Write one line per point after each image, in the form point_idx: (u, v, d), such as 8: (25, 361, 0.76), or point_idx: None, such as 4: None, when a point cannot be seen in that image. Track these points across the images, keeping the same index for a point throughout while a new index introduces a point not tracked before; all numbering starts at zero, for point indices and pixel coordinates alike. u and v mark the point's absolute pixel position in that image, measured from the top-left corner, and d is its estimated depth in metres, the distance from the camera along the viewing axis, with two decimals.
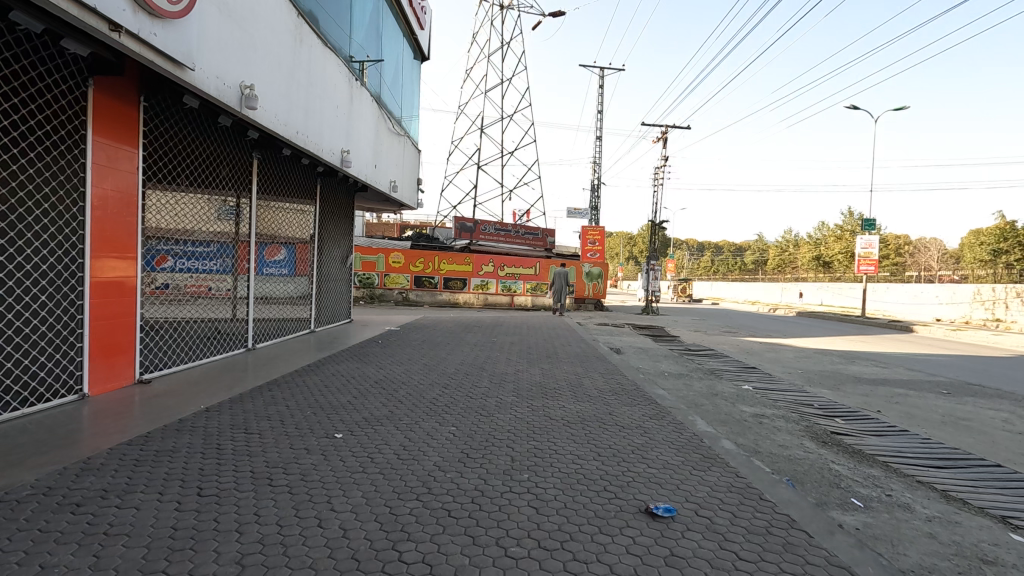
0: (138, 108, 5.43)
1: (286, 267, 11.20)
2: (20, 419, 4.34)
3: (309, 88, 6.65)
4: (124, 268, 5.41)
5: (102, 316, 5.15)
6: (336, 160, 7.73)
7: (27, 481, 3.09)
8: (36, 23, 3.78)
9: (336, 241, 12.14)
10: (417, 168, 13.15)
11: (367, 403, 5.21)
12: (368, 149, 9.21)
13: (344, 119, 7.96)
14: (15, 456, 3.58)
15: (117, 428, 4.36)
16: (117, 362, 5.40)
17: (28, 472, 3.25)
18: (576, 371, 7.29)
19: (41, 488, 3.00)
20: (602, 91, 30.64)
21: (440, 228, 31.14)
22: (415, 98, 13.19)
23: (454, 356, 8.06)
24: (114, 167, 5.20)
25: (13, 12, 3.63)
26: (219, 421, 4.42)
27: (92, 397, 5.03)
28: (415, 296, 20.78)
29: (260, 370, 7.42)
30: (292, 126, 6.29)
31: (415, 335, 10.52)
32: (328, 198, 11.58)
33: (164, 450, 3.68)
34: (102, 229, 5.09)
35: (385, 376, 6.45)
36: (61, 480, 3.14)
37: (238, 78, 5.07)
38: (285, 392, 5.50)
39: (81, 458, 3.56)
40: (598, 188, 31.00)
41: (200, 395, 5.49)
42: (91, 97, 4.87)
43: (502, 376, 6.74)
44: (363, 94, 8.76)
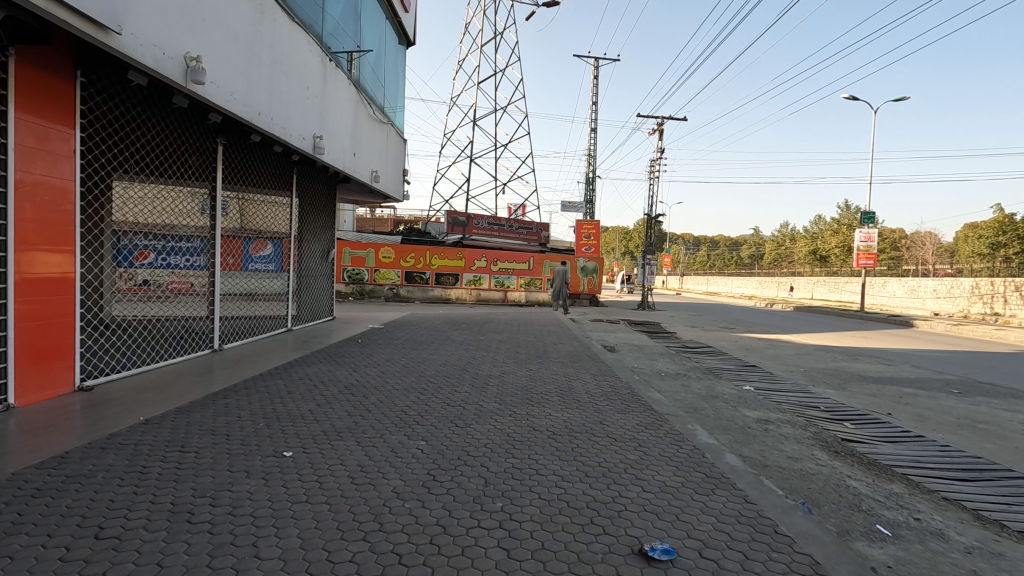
0: (74, 84, 4.86)
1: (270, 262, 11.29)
2: None
3: (273, 66, 6.07)
4: (59, 263, 4.85)
5: (31, 318, 4.60)
6: (307, 146, 7.14)
7: None
8: None
9: (316, 234, 11.56)
10: (402, 158, 12.55)
11: (330, 412, 4.67)
12: (346, 135, 8.62)
13: (316, 102, 7.36)
14: None
15: (37, 442, 3.80)
16: (52, 367, 4.86)
17: None
18: (566, 373, 6.75)
19: None
20: (596, 82, 30.04)
21: (432, 222, 30.53)
22: (400, 85, 12.58)
23: (436, 357, 7.51)
24: (44, 149, 4.63)
25: None
26: (155, 436, 3.86)
27: (20, 407, 4.50)
28: (405, 292, 20.20)
29: (226, 372, 6.85)
30: (252, 106, 5.71)
31: (398, 334, 9.98)
32: (308, 189, 10.96)
33: (76, 475, 3.14)
34: (29, 218, 4.52)
35: (357, 380, 5.90)
36: None
37: (181, 48, 4.50)
38: (241, 400, 4.94)
39: None
40: (593, 181, 30.46)
41: (148, 404, 4.90)
42: (14, 68, 4.30)
43: (486, 379, 6.20)
44: (340, 76, 8.14)
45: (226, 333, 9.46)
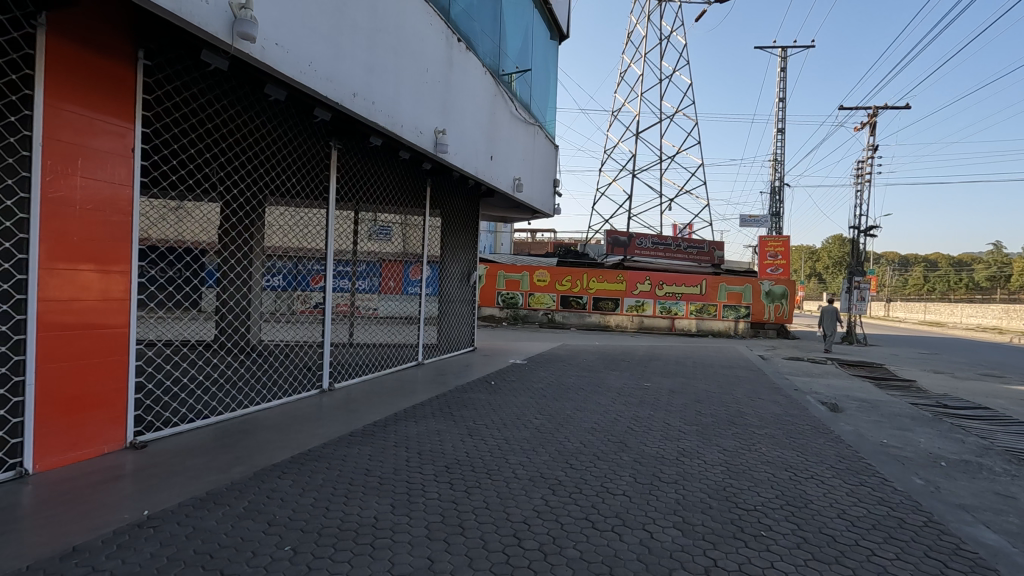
0: (138, 70, 3.87)
1: (432, 286, 10.03)
2: None
3: (375, 35, 4.77)
4: (101, 287, 3.72)
5: (61, 357, 3.50)
6: (426, 141, 5.73)
7: None
8: None
9: (458, 254, 10.33)
10: (551, 166, 10.88)
11: (404, 524, 2.92)
12: (479, 133, 7.18)
13: (438, 87, 5.94)
14: None
15: (23, 537, 2.68)
16: (91, 419, 3.72)
17: None
18: (786, 464, 4.22)
19: None
20: (783, 76, 25.80)
21: (589, 243, 28.55)
22: (551, 83, 11.00)
23: (582, 417, 5.44)
24: (86, 145, 3.60)
25: None
26: (137, 557, 2.51)
27: (37, 475, 3.38)
28: (561, 317, 18.51)
29: (338, 414, 5.51)
30: (344, 83, 4.42)
31: (540, 374, 8.10)
32: (449, 203, 9.72)
33: None
34: (61, 229, 3.47)
35: (466, 456, 4.12)
36: None
37: None
38: (294, 485, 3.43)
39: None
40: (779, 190, 26.03)
41: (188, 471, 3.64)
42: (43, 44, 3.29)
43: (654, 467, 3.99)
44: (470, 59, 6.69)
45: (354, 365, 8.31)
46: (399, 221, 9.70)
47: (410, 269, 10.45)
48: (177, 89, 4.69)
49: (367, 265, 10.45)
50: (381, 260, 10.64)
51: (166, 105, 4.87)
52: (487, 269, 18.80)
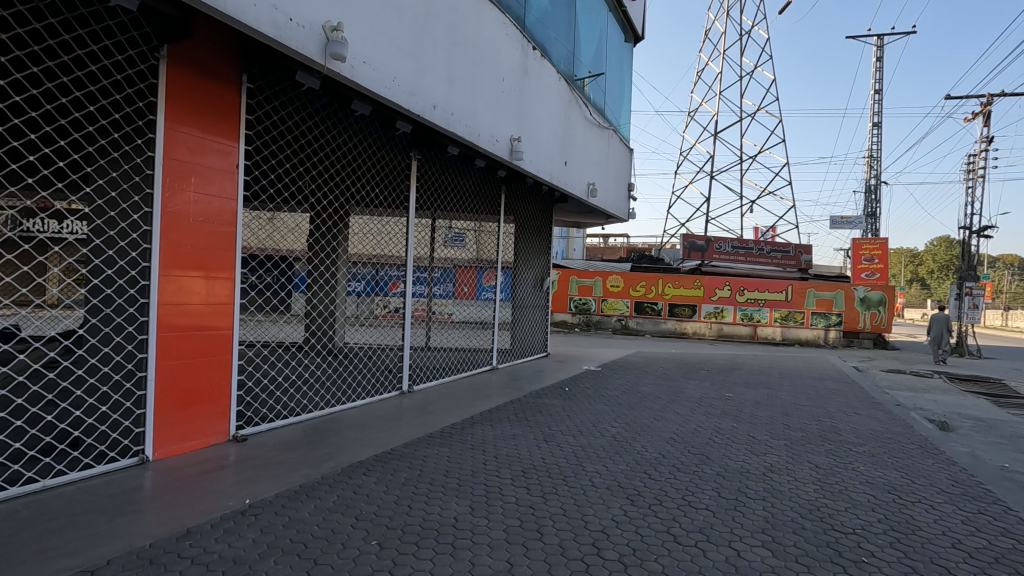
0: (242, 93, 4.21)
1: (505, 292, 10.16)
2: (60, 488, 3.26)
3: (454, 48, 4.93)
4: (210, 292, 4.08)
5: (177, 355, 3.87)
6: (502, 149, 5.83)
7: None
8: None
9: (531, 260, 10.37)
10: (626, 170, 10.70)
11: (483, 526, 2.97)
12: (553, 139, 7.21)
13: (514, 96, 6.03)
14: None
15: (146, 517, 2.97)
16: (200, 413, 4.08)
17: None
18: (889, 485, 3.89)
19: None
20: (879, 66, 23.96)
21: (664, 248, 27.78)
22: (626, 86, 10.85)
23: (661, 427, 5.28)
24: (199, 164, 3.96)
25: None
26: (242, 541, 2.72)
27: (157, 462, 3.75)
28: (635, 324, 18.11)
29: (417, 415, 5.69)
30: (425, 96, 4.59)
31: (615, 382, 7.95)
32: (523, 210, 9.80)
33: None
34: (178, 240, 3.84)
35: (542, 461, 4.12)
36: None
37: (318, 16, 3.57)
38: (379, 482, 3.58)
39: None
40: (875, 189, 24.12)
41: (283, 465, 3.90)
42: (165, 73, 3.67)
43: (739, 482, 3.80)
44: (545, 66, 6.74)
45: (431, 369, 8.54)
46: (474, 228, 9.90)
47: (483, 275, 10.64)
48: (275, 108, 5.06)
49: (442, 271, 10.75)
50: (456, 266, 10.90)
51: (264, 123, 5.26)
52: (559, 274, 18.77)
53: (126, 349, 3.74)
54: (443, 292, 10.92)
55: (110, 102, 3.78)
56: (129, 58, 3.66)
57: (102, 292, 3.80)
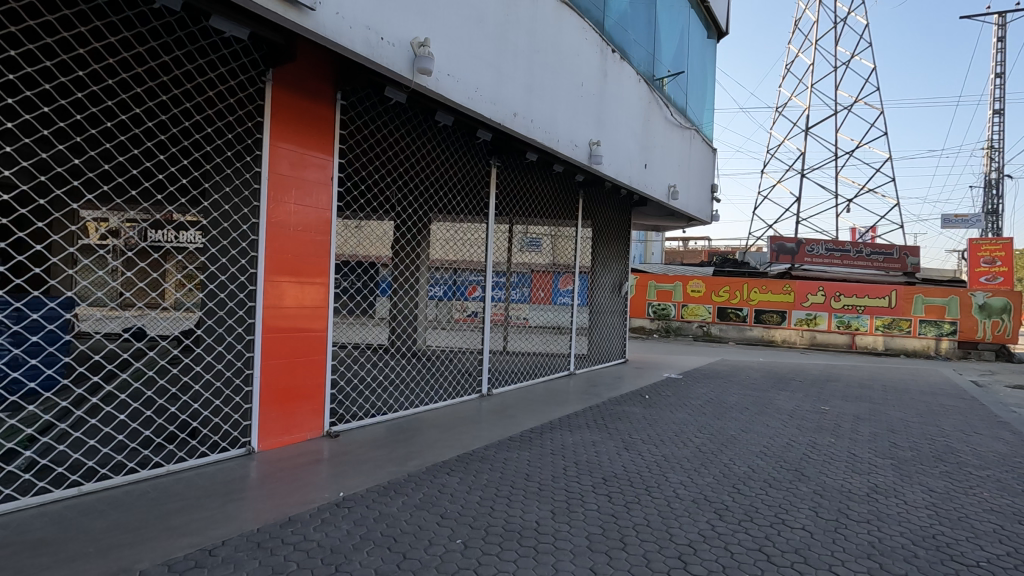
0: (336, 110, 4.49)
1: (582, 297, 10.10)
2: (181, 472, 3.62)
3: (534, 56, 4.98)
4: (308, 297, 4.38)
5: (278, 354, 4.17)
6: (581, 153, 5.81)
7: None
8: None
9: (609, 265, 10.23)
10: (709, 171, 10.32)
11: (565, 533, 2.96)
12: (633, 142, 7.09)
13: (593, 100, 6.00)
14: (97, 545, 2.65)
15: (253, 504, 3.23)
16: (298, 409, 4.37)
17: None
18: (1019, 515, 3.47)
19: None
20: (1000, 46, 21.56)
21: (749, 251, 26.42)
22: (709, 83, 10.47)
23: (749, 440, 5.03)
24: (299, 177, 4.27)
25: None
26: (337, 532, 2.88)
27: (261, 453, 4.06)
28: (718, 330, 17.34)
29: (496, 419, 5.76)
30: (505, 104, 4.68)
31: (698, 390, 7.65)
32: (600, 214, 9.70)
33: None
34: (280, 248, 4.16)
35: (623, 470, 4.05)
36: None
37: (406, 34, 3.74)
38: (461, 483, 3.67)
39: (136, 568, 2.45)
40: (997, 183, 21.66)
41: (372, 462, 4.09)
42: (271, 95, 3.99)
43: (839, 502, 3.54)
44: (624, 68, 6.65)
45: (508, 372, 8.62)
46: (551, 233, 9.92)
47: (560, 279, 10.62)
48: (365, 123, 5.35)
49: (520, 275, 10.85)
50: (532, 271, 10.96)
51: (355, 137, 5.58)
52: (638, 279, 18.33)
53: (237, 347, 4.09)
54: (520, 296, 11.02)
55: (223, 123, 4.17)
56: (240, 82, 4.02)
57: (217, 296, 4.19)
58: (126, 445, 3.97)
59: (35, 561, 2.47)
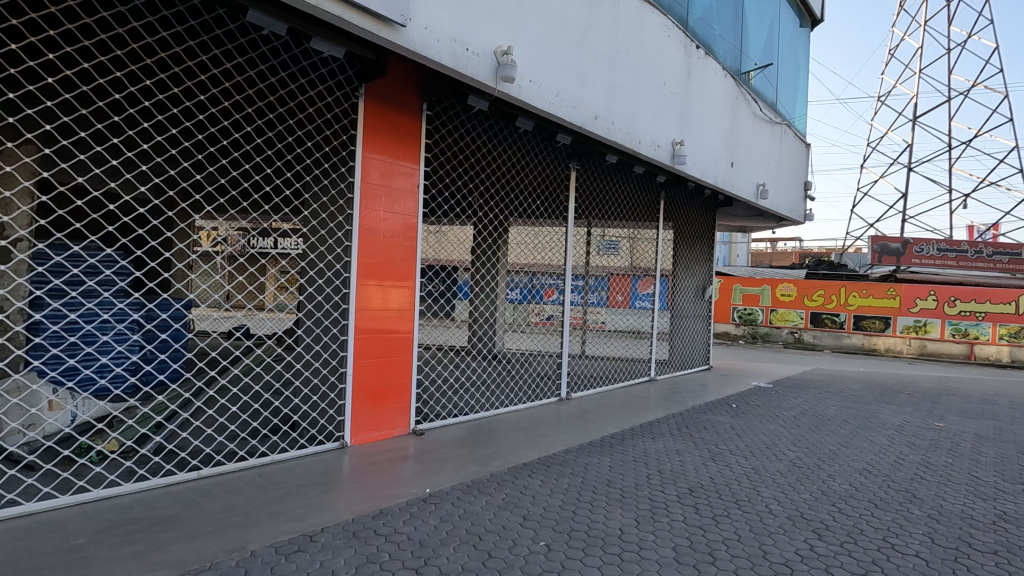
0: (423, 120, 4.67)
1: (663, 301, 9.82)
2: (282, 461, 3.90)
3: (615, 57, 4.93)
4: (397, 300, 4.58)
5: (369, 354, 4.39)
6: (663, 154, 5.67)
7: None
8: (276, 22, 3.33)
9: (692, 267, 9.88)
10: (802, 168, 9.72)
11: (650, 542, 2.90)
12: (719, 140, 6.82)
13: (676, 98, 5.84)
14: (214, 524, 2.91)
15: (347, 495, 3.42)
16: (387, 407, 4.58)
17: (162, 566, 2.48)
18: None
19: None
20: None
21: (847, 253, 24.54)
22: (802, 75, 9.88)
23: (850, 455, 4.68)
24: (389, 186, 4.48)
25: (251, 14, 3.22)
26: (425, 526, 2.99)
27: (354, 447, 4.30)
28: (811, 337, 16.23)
29: (575, 423, 5.73)
30: (587, 107, 4.66)
31: (791, 401, 7.20)
32: (682, 215, 9.40)
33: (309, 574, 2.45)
34: (372, 253, 4.38)
35: (710, 481, 3.90)
36: None
37: (490, 43, 3.83)
38: (543, 485, 3.70)
39: (249, 548, 2.68)
40: None
41: (456, 460, 4.21)
42: (363, 109, 4.23)
43: (960, 529, 3.21)
44: (709, 64, 6.42)
45: (587, 377, 8.53)
46: (630, 236, 9.73)
47: (639, 283, 10.38)
48: (448, 131, 5.52)
49: (598, 279, 10.72)
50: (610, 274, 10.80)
51: (438, 144, 5.77)
52: (722, 282, 17.62)
53: (332, 347, 4.36)
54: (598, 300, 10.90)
55: (320, 136, 4.45)
56: (336, 98, 4.28)
57: (315, 298, 4.49)
58: (236, 435, 4.33)
59: (166, 535, 2.76)
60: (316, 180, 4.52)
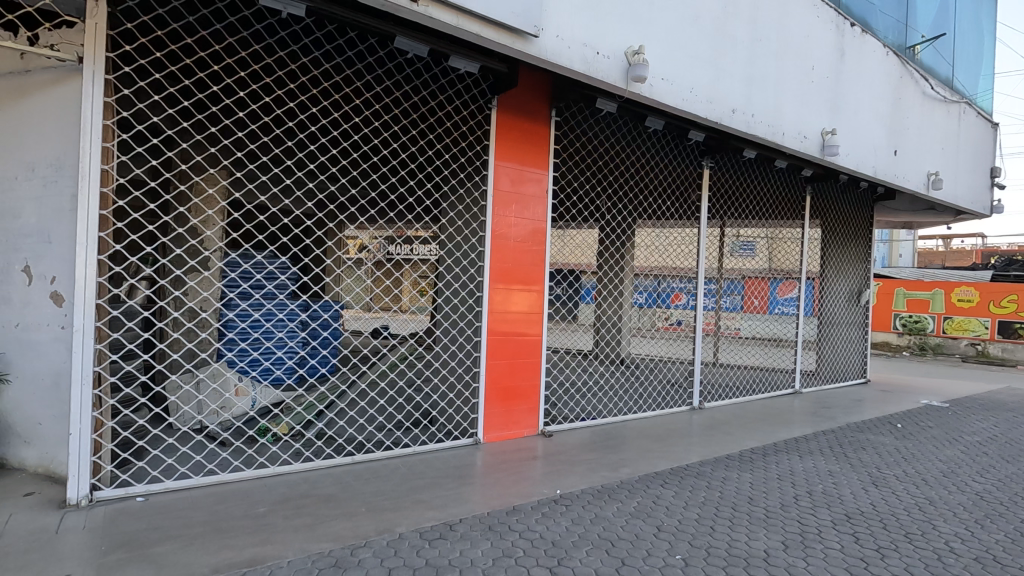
0: (552, 126, 4.75)
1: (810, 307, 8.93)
2: (423, 453, 4.19)
3: (756, 45, 4.62)
4: (527, 303, 4.70)
5: (501, 355, 4.56)
6: (811, 145, 5.19)
7: (303, 557, 2.59)
8: (420, 46, 3.61)
9: (844, 269, 8.90)
10: (987, 151, 8.31)
11: (800, 568, 2.66)
12: (879, 126, 6.08)
13: (826, 83, 5.31)
14: (368, 505, 3.21)
15: (482, 489, 3.57)
16: (517, 407, 4.71)
17: (328, 538, 2.80)
18: None
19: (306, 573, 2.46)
20: None
21: None
22: (986, 43, 8.46)
23: None
24: (520, 192, 4.62)
25: (399, 40, 3.53)
26: (557, 527, 3.03)
27: (487, 444, 4.48)
28: (1000, 350, 13.73)
29: (710, 434, 5.43)
30: (723, 101, 4.42)
31: (975, 424, 6.16)
32: (831, 212, 8.51)
33: (450, 561, 2.61)
34: (503, 258, 4.55)
35: (871, 508, 3.48)
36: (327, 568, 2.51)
37: (621, 44, 3.79)
38: (677, 496, 3.56)
39: (398, 530, 2.92)
40: None
41: (586, 464, 4.21)
42: (496, 119, 4.41)
43: None
44: (867, 42, 5.75)
45: (722, 387, 8.02)
46: (770, 236, 9.01)
47: (779, 287, 9.55)
48: (576, 136, 5.55)
49: (732, 283, 10.06)
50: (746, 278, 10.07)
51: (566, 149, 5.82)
52: (880, 285, 15.66)
53: (467, 347, 4.59)
54: (733, 306, 10.22)
55: (456, 148, 4.71)
56: (471, 111, 4.51)
57: (452, 301, 4.77)
58: (383, 426, 4.73)
59: (329, 511, 3.11)
60: (452, 190, 4.79)
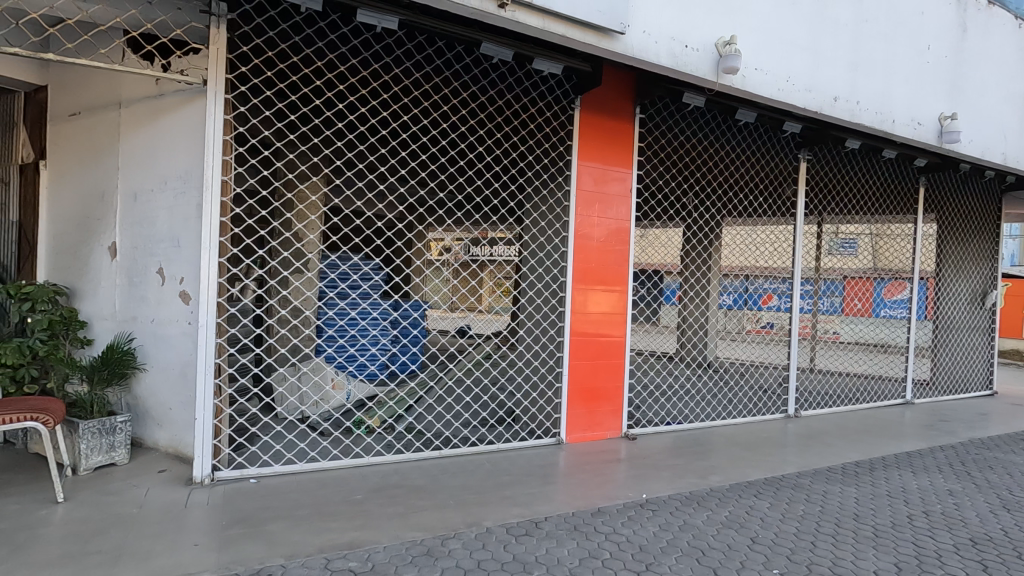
0: (636, 123, 4.67)
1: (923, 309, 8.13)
2: (506, 450, 4.26)
3: (861, 27, 4.29)
4: (609, 303, 4.65)
5: (583, 355, 4.54)
6: (926, 132, 4.74)
7: (398, 543, 2.72)
8: (506, 51, 3.67)
9: (965, 268, 8.02)
10: None
11: None
12: (1009, 108, 5.43)
13: (945, 64, 4.83)
14: (456, 498, 3.32)
15: (566, 489, 3.58)
16: (600, 409, 4.67)
17: (421, 527, 2.92)
18: None
19: (401, 559, 2.58)
20: None
21: None
22: None
23: None
24: (603, 192, 4.58)
25: (485, 47, 3.60)
26: (644, 531, 2.98)
27: (570, 444, 4.47)
28: None
29: (807, 445, 5.08)
30: (824, 89, 4.14)
31: None
32: (950, 204, 7.70)
33: (538, 558, 2.64)
34: (586, 258, 4.53)
35: (1002, 534, 3.12)
36: (420, 555, 2.62)
37: (710, 37, 3.66)
38: (772, 507, 3.38)
39: (485, 523, 2.99)
40: None
41: (672, 470, 4.09)
42: (579, 120, 4.40)
43: None
44: (995, 15, 5.16)
45: (820, 395, 7.48)
46: (876, 232, 8.30)
47: (887, 288, 8.76)
48: (661, 132, 5.42)
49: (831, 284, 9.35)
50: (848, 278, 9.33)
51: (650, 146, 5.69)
52: (1010, 287, 13.92)
53: (550, 347, 4.61)
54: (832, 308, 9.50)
55: (539, 150, 4.75)
56: (554, 112, 4.53)
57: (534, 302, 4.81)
58: (468, 423, 4.85)
59: (421, 501, 3.24)
60: (535, 191, 4.83)
